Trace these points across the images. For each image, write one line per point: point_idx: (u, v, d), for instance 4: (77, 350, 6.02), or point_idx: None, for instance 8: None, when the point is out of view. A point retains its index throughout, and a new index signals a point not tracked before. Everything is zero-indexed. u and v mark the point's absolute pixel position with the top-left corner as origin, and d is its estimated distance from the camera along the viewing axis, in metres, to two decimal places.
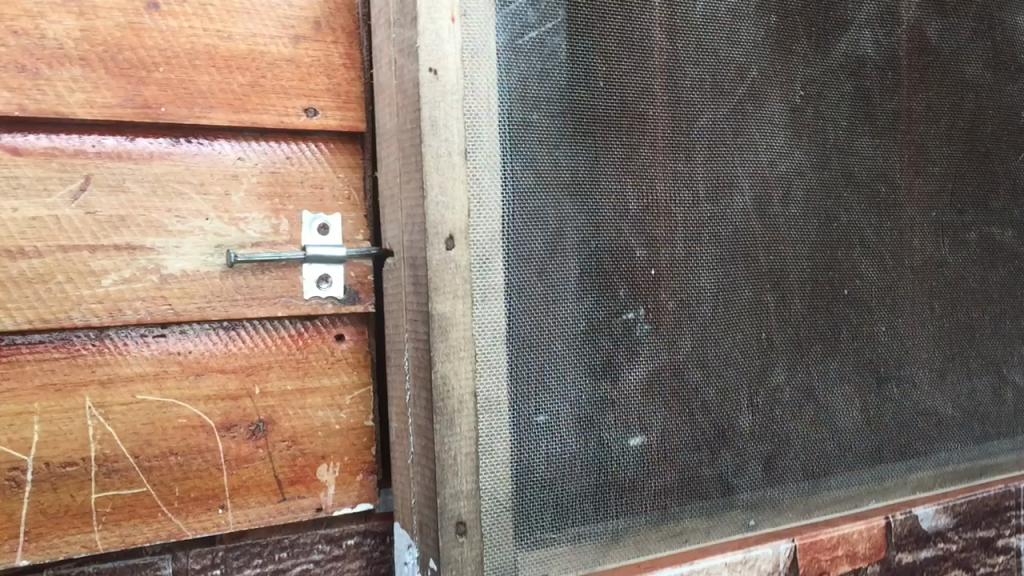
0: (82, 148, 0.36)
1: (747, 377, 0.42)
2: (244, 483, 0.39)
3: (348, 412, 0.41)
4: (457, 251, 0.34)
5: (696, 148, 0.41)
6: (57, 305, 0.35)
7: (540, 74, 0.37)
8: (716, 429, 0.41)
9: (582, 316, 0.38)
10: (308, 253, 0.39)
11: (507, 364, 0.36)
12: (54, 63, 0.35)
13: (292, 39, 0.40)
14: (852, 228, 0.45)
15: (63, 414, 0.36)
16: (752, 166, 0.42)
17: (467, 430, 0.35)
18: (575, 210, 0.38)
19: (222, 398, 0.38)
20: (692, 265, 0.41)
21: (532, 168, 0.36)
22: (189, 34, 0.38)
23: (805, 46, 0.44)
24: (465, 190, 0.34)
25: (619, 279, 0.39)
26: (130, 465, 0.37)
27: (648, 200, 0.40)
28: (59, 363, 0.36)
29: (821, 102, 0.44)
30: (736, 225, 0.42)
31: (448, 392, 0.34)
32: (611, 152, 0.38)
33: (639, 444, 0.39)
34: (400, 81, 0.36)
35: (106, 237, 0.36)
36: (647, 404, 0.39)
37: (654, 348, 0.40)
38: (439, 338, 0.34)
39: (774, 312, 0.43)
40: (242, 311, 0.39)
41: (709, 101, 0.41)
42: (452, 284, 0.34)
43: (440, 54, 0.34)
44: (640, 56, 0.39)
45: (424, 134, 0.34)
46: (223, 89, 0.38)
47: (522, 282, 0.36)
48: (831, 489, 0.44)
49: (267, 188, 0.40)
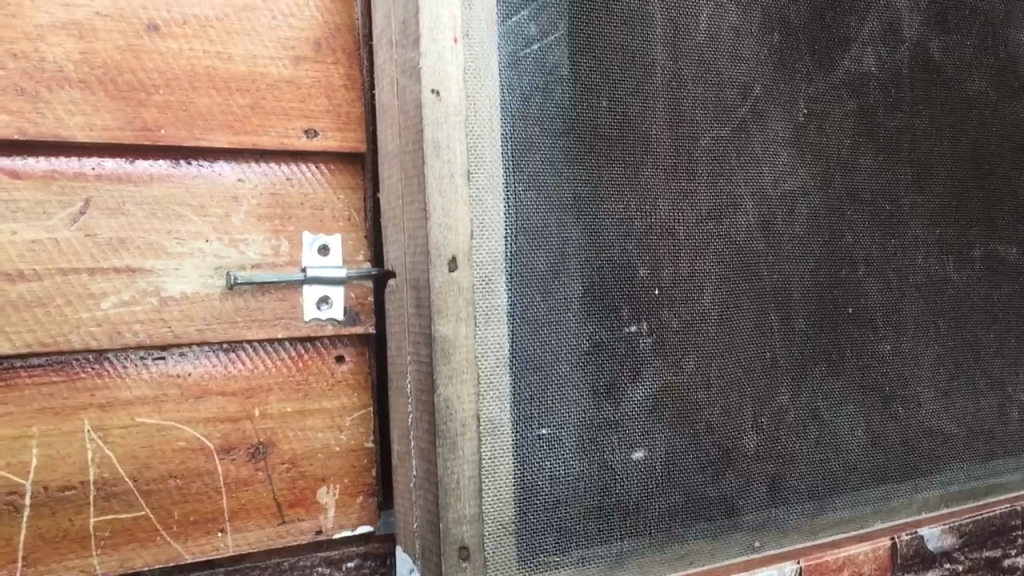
0: (81, 171, 0.36)
1: (751, 397, 0.42)
2: (244, 505, 0.38)
3: (348, 434, 0.41)
4: (460, 273, 0.34)
5: (699, 167, 0.41)
6: (56, 327, 0.35)
7: (544, 92, 0.37)
8: (721, 450, 0.41)
9: (586, 336, 0.37)
10: (307, 274, 0.39)
11: (510, 386, 0.36)
12: (54, 86, 0.35)
13: (293, 60, 0.40)
14: (856, 246, 0.45)
15: (62, 438, 0.36)
16: (755, 184, 0.42)
17: (470, 454, 0.34)
18: (579, 229, 0.37)
19: (221, 421, 0.38)
20: (697, 285, 0.41)
21: (536, 187, 0.36)
22: (189, 56, 0.38)
23: (808, 64, 0.44)
24: (467, 212, 0.34)
25: (622, 298, 0.38)
26: (129, 489, 0.36)
27: (652, 219, 0.39)
28: (58, 387, 0.36)
29: (823, 120, 0.44)
30: (740, 244, 0.42)
31: (451, 417, 0.34)
32: (615, 171, 0.38)
33: (644, 465, 0.39)
34: (402, 101, 0.36)
35: (106, 260, 0.36)
36: (651, 425, 0.39)
37: (658, 368, 0.39)
38: (442, 362, 0.34)
39: (779, 332, 0.43)
40: (242, 333, 0.38)
41: (711, 119, 0.41)
42: (456, 307, 0.34)
43: (443, 76, 0.34)
44: (643, 74, 0.39)
45: (427, 156, 0.34)
46: (223, 110, 0.38)
47: (526, 302, 0.36)
48: (837, 511, 0.44)
49: (267, 210, 0.39)
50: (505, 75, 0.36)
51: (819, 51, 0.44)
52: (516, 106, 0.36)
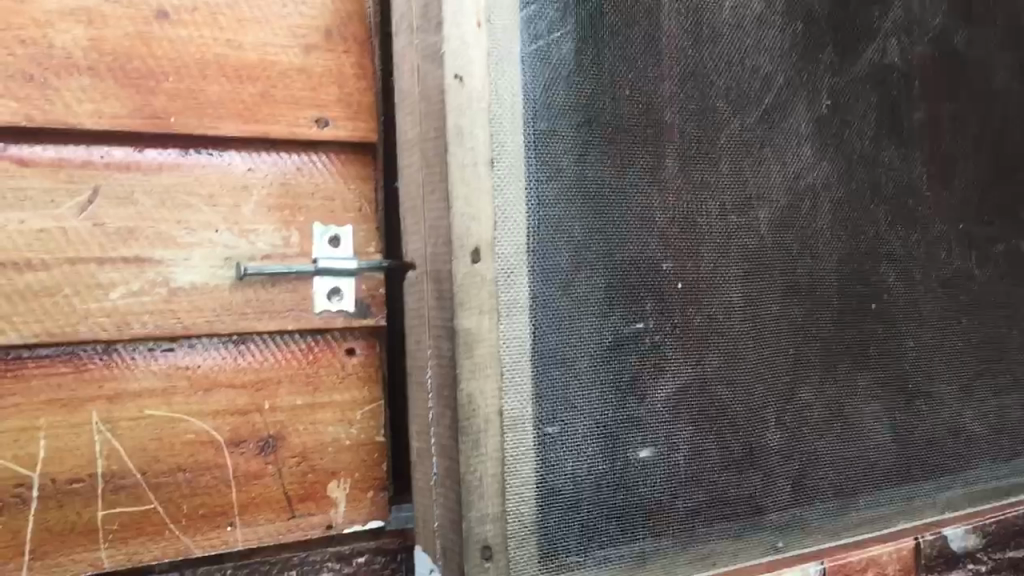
0: (90, 159, 0.36)
1: (774, 394, 0.41)
2: (253, 499, 0.38)
3: (359, 427, 0.40)
4: (483, 264, 0.34)
5: (721, 159, 0.40)
6: (64, 318, 0.35)
7: (566, 82, 0.36)
8: (744, 448, 0.40)
9: (608, 332, 0.37)
10: (319, 265, 0.39)
11: (532, 381, 0.35)
12: (63, 73, 0.35)
13: (304, 49, 0.39)
14: (876, 240, 0.44)
15: (70, 430, 0.35)
16: (775, 177, 0.42)
17: (493, 450, 0.34)
18: (601, 223, 0.37)
19: (230, 414, 0.38)
20: (721, 281, 0.40)
21: (558, 179, 0.36)
22: (199, 43, 0.37)
23: (831, 54, 0.43)
24: (490, 201, 0.34)
25: (645, 293, 0.38)
26: (138, 482, 0.36)
27: (674, 212, 0.39)
28: (66, 378, 0.35)
29: (846, 112, 0.44)
30: (763, 237, 0.41)
31: (474, 411, 0.33)
32: (637, 164, 0.38)
33: (666, 463, 0.38)
34: (423, 88, 0.35)
35: (114, 249, 0.36)
36: (674, 422, 0.38)
37: (681, 364, 0.39)
38: (464, 355, 0.33)
39: (801, 327, 0.42)
40: (252, 324, 0.38)
41: (734, 110, 0.41)
42: (478, 299, 0.33)
43: (466, 60, 0.33)
44: (665, 64, 0.39)
45: (449, 143, 0.33)
46: (233, 99, 0.38)
47: (548, 296, 0.35)
48: (861, 510, 0.43)
49: (277, 200, 0.39)
50: (527, 64, 0.35)
51: (840, 41, 0.44)
52: (537, 95, 0.35)
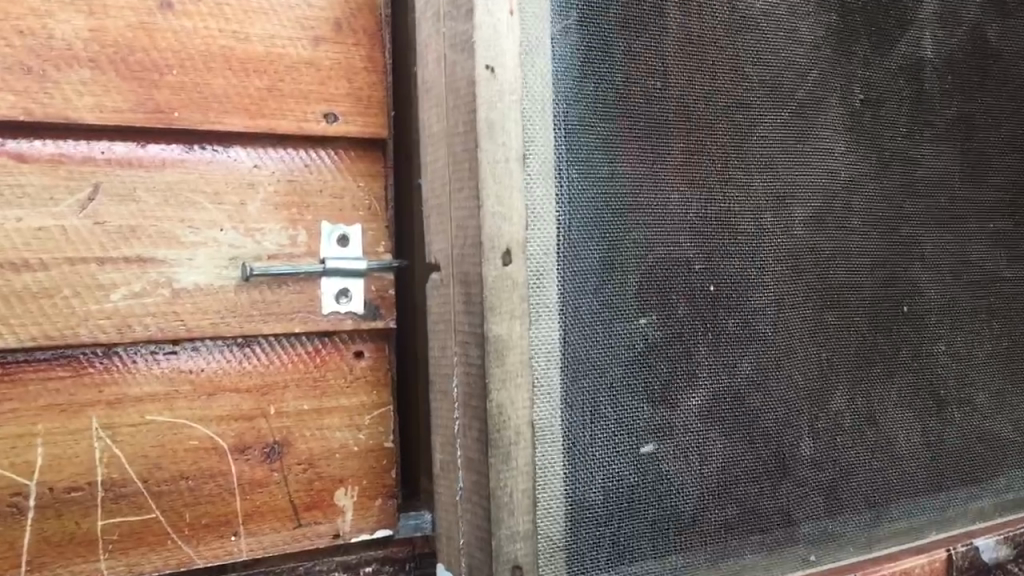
0: (90, 155, 0.34)
1: (807, 402, 0.40)
2: (258, 508, 0.37)
3: (367, 433, 0.39)
4: (514, 267, 0.32)
5: (756, 155, 0.39)
6: (63, 321, 0.33)
7: (596, 78, 0.35)
8: (778, 459, 0.39)
9: (639, 338, 0.36)
10: (327, 266, 0.37)
11: (562, 389, 0.34)
12: (63, 65, 0.34)
13: (312, 41, 0.38)
14: (904, 242, 0.43)
15: (68, 436, 0.34)
16: (809, 175, 0.40)
17: (524, 464, 0.32)
18: (632, 225, 0.35)
19: (235, 419, 0.37)
20: (754, 284, 0.39)
21: (588, 178, 0.34)
22: (204, 35, 0.36)
23: (865, 47, 0.42)
24: (521, 200, 0.32)
25: (677, 299, 0.37)
26: (139, 490, 0.35)
27: (707, 212, 0.38)
28: (65, 382, 0.34)
29: (879, 107, 0.42)
30: (798, 237, 0.40)
31: (505, 423, 0.32)
32: (668, 164, 0.36)
33: (699, 475, 0.37)
34: (451, 79, 0.33)
35: (115, 249, 0.34)
36: (706, 431, 0.37)
37: (713, 371, 0.37)
38: (495, 363, 0.31)
39: (834, 332, 0.41)
40: (258, 327, 0.36)
41: (769, 103, 0.39)
42: (509, 303, 0.32)
43: (498, 50, 0.32)
44: (700, 55, 0.37)
45: (480, 138, 0.32)
46: (239, 93, 0.36)
47: (578, 301, 0.34)
48: (894, 521, 0.42)
49: (284, 198, 0.38)
50: (557, 57, 0.34)
51: (872, 36, 0.42)
52: (567, 91, 0.34)
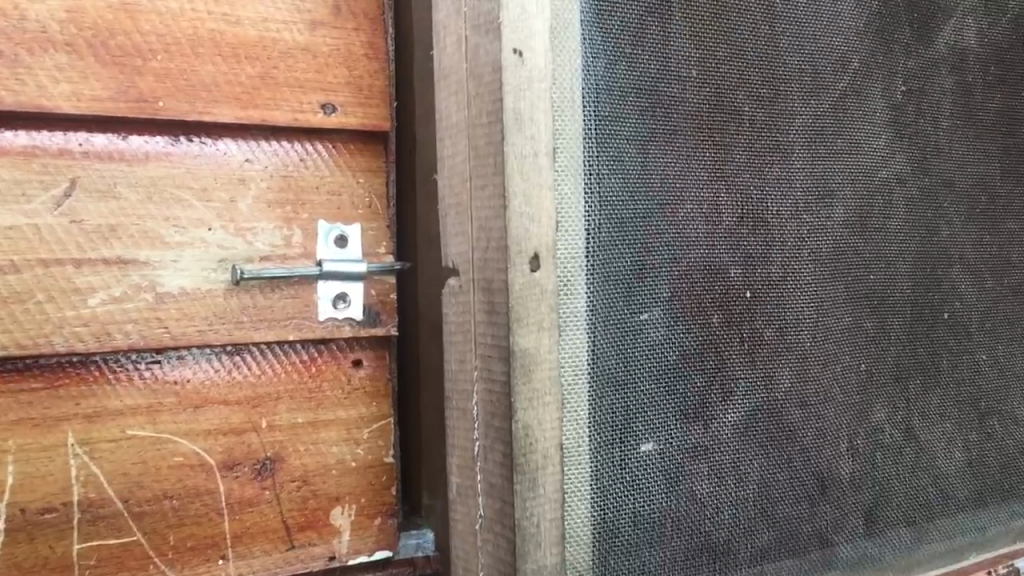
0: (67, 147, 0.32)
1: (847, 417, 0.37)
2: (249, 529, 0.34)
3: (365, 448, 0.36)
4: (543, 273, 0.29)
5: (794, 149, 0.36)
6: (36, 328, 0.31)
7: (625, 64, 0.32)
8: (816, 479, 0.37)
9: (671, 349, 0.33)
10: (324, 269, 0.35)
11: (590, 404, 0.31)
12: (36, 48, 0.31)
13: (309, 25, 0.35)
14: (941, 247, 0.40)
15: (42, 453, 0.31)
16: (850, 171, 0.38)
17: (551, 492, 0.30)
18: (664, 227, 0.33)
19: (224, 434, 0.34)
20: (793, 290, 0.36)
21: (617, 175, 0.32)
22: (192, 17, 0.33)
23: (907, 34, 0.39)
24: (551, 200, 0.30)
25: (710, 306, 0.34)
26: (119, 511, 0.32)
27: (742, 211, 0.35)
28: (38, 394, 0.31)
29: (920, 99, 0.40)
30: (837, 239, 0.37)
31: (531, 447, 0.29)
32: (701, 160, 0.34)
33: (733, 498, 0.35)
34: (474, 64, 0.31)
35: (94, 250, 0.32)
36: (742, 450, 0.35)
37: (749, 384, 0.35)
38: (522, 381, 0.29)
39: (873, 340, 0.38)
40: (249, 334, 0.34)
41: (807, 94, 0.37)
42: (538, 315, 0.29)
43: (527, 32, 0.29)
44: (736, 41, 0.35)
45: (507, 130, 0.29)
46: (229, 81, 0.34)
47: (606, 309, 0.32)
48: (933, 543, 0.40)
49: (277, 195, 0.35)
50: (586, 40, 0.31)
51: (910, 25, 0.39)
52: (595, 76, 0.32)
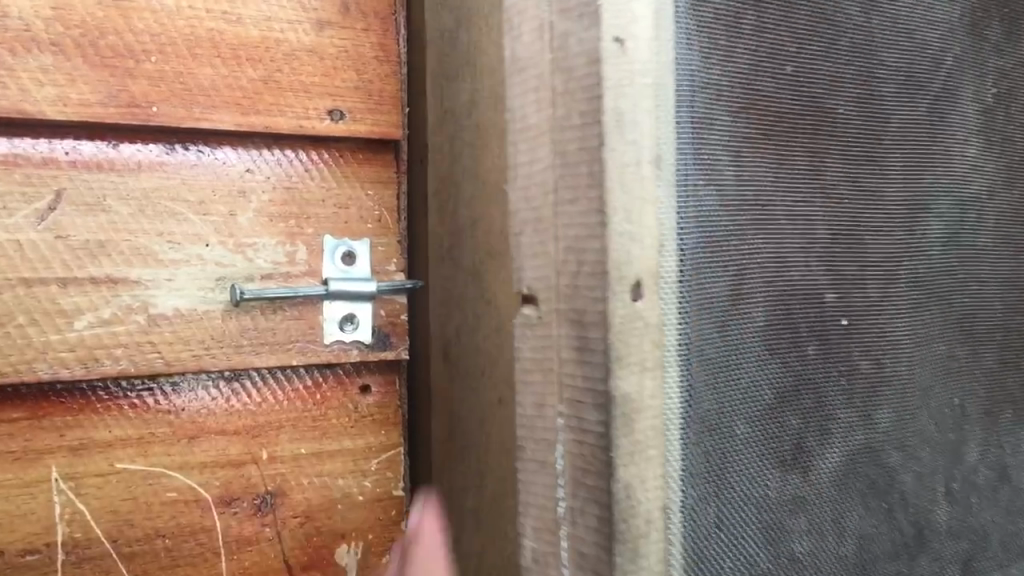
0: (52, 156, 0.29)
1: (940, 459, 0.35)
2: (248, 570, 0.31)
3: (373, 480, 0.34)
4: (645, 305, 0.27)
5: (888, 157, 0.34)
6: (18, 354, 0.28)
7: (727, 78, 0.29)
8: (915, 528, 0.34)
9: (772, 394, 0.30)
10: (331, 288, 0.32)
11: (689, 454, 0.28)
12: (19, 48, 0.28)
13: (315, 25, 0.33)
14: (1010, 267, 0.38)
15: (23, 490, 0.29)
16: (938, 182, 0.35)
17: (655, 563, 0.27)
18: (767, 259, 0.30)
19: (221, 466, 0.31)
20: (887, 319, 0.34)
21: (721, 201, 0.29)
22: (189, 16, 0.30)
23: (997, 32, 0.38)
24: (653, 215, 0.27)
25: (813, 347, 0.31)
26: (106, 552, 0.30)
27: (838, 227, 0.32)
28: (19, 426, 0.29)
29: (1010, 102, 0.38)
30: (931, 258, 0.35)
31: (633, 511, 0.26)
32: (802, 184, 0.31)
33: (835, 552, 0.32)
34: (564, 53, 0.28)
35: (81, 268, 0.29)
36: (843, 500, 0.32)
37: (848, 424, 0.32)
38: (622, 432, 0.26)
39: (967, 370, 0.36)
40: (250, 360, 0.31)
41: (901, 96, 0.34)
42: (639, 353, 0.27)
43: (629, 17, 0.27)
44: (829, 38, 0.32)
45: (607, 132, 0.27)
46: (229, 84, 0.31)
47: (707, 351, 0.28)
48: None
49: (280, 208, 0.32)
50: (690, 47, 0.28)
51: (994, 23, 0.37)
52: (698, 89, 0.28)
